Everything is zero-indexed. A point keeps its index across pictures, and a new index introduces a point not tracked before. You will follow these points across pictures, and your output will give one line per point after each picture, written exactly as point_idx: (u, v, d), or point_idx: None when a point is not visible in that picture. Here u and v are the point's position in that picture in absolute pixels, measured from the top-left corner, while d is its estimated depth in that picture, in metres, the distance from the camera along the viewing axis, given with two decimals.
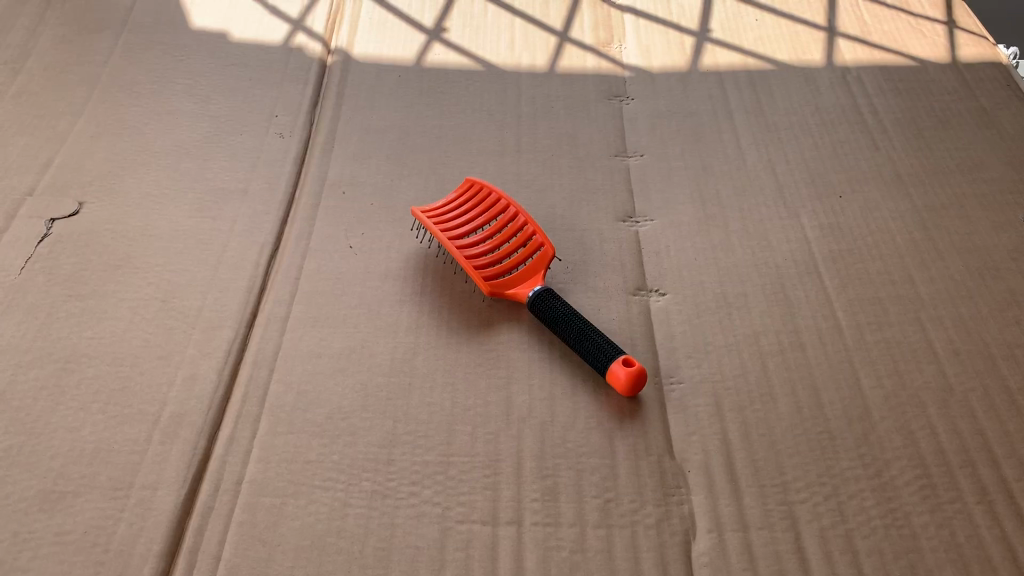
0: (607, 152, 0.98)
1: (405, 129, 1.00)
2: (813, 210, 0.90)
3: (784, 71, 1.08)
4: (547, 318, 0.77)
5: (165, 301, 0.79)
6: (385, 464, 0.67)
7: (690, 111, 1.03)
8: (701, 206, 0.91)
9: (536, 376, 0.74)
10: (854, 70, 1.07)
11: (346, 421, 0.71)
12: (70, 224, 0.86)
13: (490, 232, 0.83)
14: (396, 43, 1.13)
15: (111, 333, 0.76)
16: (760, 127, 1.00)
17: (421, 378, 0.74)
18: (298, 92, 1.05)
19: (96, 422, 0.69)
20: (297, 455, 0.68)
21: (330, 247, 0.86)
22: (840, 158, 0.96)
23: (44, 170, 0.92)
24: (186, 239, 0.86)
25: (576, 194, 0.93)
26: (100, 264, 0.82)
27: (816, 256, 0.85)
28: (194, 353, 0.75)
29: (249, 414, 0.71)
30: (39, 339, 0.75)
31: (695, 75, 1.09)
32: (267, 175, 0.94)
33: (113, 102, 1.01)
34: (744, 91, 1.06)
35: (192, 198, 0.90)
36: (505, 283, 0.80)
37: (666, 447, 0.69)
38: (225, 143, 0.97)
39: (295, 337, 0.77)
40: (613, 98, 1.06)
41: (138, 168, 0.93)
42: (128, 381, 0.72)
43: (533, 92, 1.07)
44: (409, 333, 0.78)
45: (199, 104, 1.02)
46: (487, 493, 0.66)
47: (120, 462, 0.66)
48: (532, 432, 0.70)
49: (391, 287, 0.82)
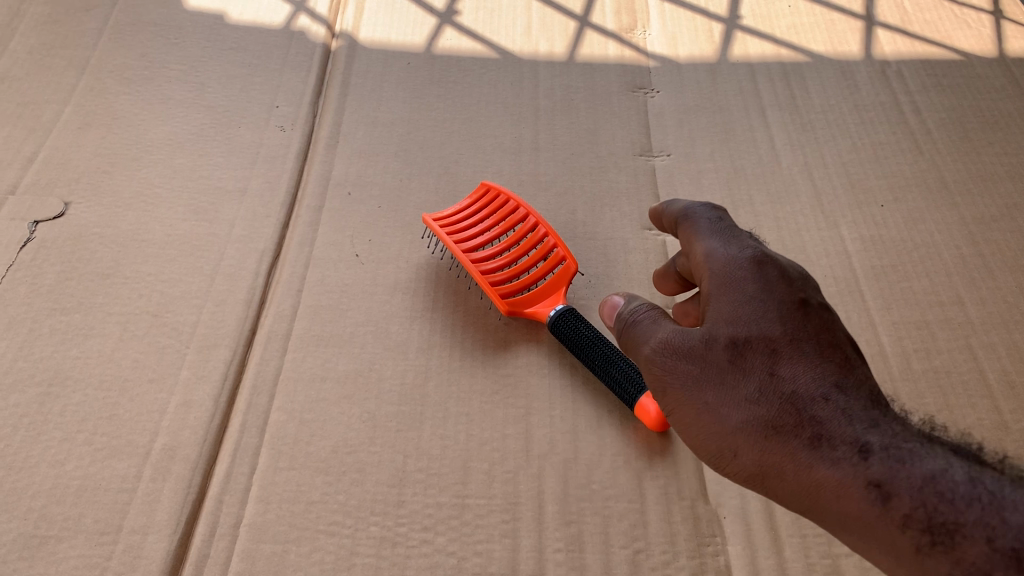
0: (631, 151, 0.92)
1: (414, 122, 0.94)
2: (853, 220, 0.84)
3: (819, 63, 1.02)
4: (568, 341, 0.70)
5: (156, 317, 0.73)
6: (395, 506, 0.62)
7: (720, 106, 0.97)
8: (733, 214, 0.85)
9: (558, 407, 0.69)
10: (894, 63, 1.01)
11: (352, 456, 0.65)
12: (55, 228, 0.80)
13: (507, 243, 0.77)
14: (405, 27, 1.06)
15: (98, 353, 0.70)
16: (795, 127, 0.94)
17: (434, 408, 0.69)
18: (300, 80, 0.98)
19: (82, 455, 0.64)
20: (299, 495, 0.63)
21: (335, 255, 0.80)
22: (881, 161, 0.89)
23: (27, 166, 0.85)
24: (180, 244, 0.79)
25: (597, 198, 0.87)
26: (87, 273, 0.76)
27: (858, 273, 0.79)
28: (189, 376, 0.69)
29: (247, 447, 0.66)
30: (20, 359, 0.69)
31: (724, 66, 1.02)
32: (268, 172, 0.87)
33: (101, 90, 0.94)
34: (777, 85, 0.99)
35: (187, 199, 0.84)
36: (522, 301, 0.74)
37: (699, 490, 0.64)
38: (223, 136, 0.91)
39: (297, 358, 0.72)
40: (637, 90, 0.99)
41: (128, 165, 0.86)
42: (117, 409, 0.67)
43: (551, 82, 1.00)
44: (420, 354, 0.72)
45: (195, 92, 0.95)
46: (505, 541, 0.61)
47: (107, 503, 0.61)
48: (554, 471, 0.65)
49: (400, 301, 0.76)
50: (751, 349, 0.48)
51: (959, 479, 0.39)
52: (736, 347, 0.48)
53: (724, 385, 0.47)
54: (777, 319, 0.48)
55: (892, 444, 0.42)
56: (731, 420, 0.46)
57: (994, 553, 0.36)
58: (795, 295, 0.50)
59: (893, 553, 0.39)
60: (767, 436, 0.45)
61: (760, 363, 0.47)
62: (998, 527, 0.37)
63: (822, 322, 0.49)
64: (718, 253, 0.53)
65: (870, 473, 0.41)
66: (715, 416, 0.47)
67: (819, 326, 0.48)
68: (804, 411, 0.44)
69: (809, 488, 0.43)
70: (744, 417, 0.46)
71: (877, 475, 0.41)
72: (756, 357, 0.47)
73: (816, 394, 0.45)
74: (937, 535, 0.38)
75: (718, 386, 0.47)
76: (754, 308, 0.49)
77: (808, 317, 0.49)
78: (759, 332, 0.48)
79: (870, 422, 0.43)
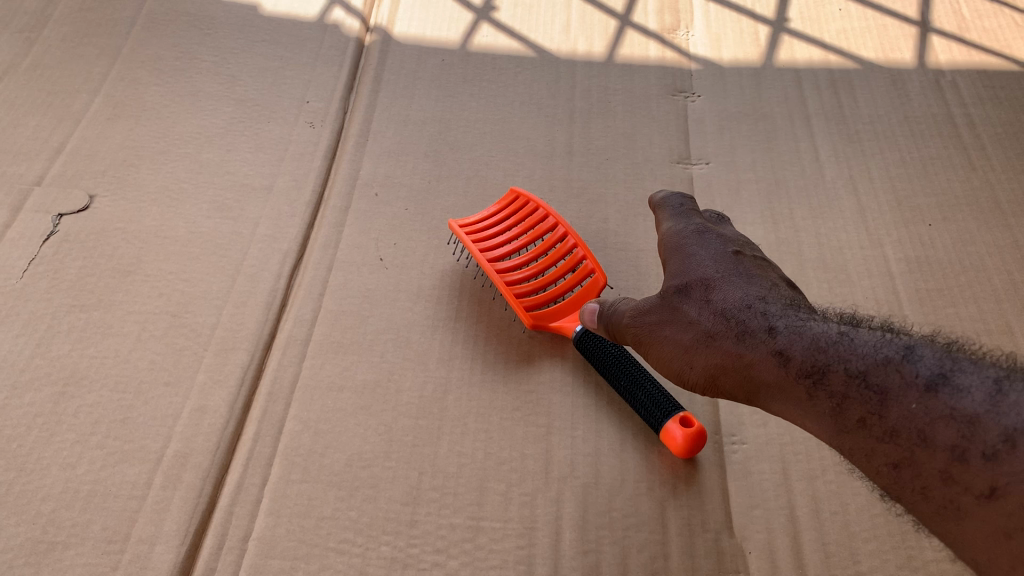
0: (668, 158, 0.89)
1: (446, 122, 0.92)
2: (898, 239, 0.80)
3: (869, 70, 0.98)
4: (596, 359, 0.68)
5: (175, 317, 0.72)
6: (408, 526, 0.60)
7: (763, 113, 0.93)
8: (772, 228, 0.81)
9: (581, 427, 0.66)
10: (948, 73, 0.97)
11: (366, 470, 0.63)
12: (79, 221, 0.79)
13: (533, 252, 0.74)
14: (441, 23, 1.03)
15: (115, 353, 0.69)
16: (841, 137, 0.90)
17: (452, 423, 0.67)
18: (332, 75, 0.96)
19: (93, 459, 0.63)
20: (310, 510, 0.61)
21: (358, 259, 0.78)
22: (930, 177, 0.85)
23: (54, 157, 0.85)
24: (202, 242, 0.78)
25: (630, 206, 0.84)
26: (108, 270, 0.75)
27: (901, 296, 0.75)
28: (205, 380, 0.68)
29: (260, 457, 0.64)
30: (38, 357, 0.69)
31: (769, 71, 0.98)
32: (295, 170, 0.86)
33: (132, 80, 0.93)
34: (823, 92, 0.95)
35: (212, 195, 0.82)
36: (547, 315, 0.72)
37: (725, 522, 0.62)
38: (251, 131, 0.89)
39: (315, 365, 0.70)
40: (677, 94, 0.96)
41: (154, 158, 0.85)
42: (131, 412, 0.66)
43: (588, 83, 0.97)
44: (441, 365, 0.70)
45: (225, 85, 0.94)
46: (519, 568, 0.59)
47: (116, 510, 0.60)
48: (574, 496, 0.63)
49: (423, 309, 0.74)
50: (692, 289, 0.58)
51: (835, 338, 0.47)
52: (683, 291, 0.59)
53: (675, 318, 0.58)
54: (711, 264, 0.60)
55: (792, 326, 0.51)
56: (683, 340, 0.57)
57: (850, 382, 0.44)
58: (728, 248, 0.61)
59: (796, 405, 0.48)
60: (707, 345, 0.55)
61: (696, 296, 0.58)
62: (853, 361, 0.45)
63: (751, 265, 0.59)
64: (672, 230, 0.66)
65: (775, 349, 0.50)
66: (673, 342, 0.58)
67: (748, 268, 0.59)
68: (730, 320, 0.54)
69: (740, 376, 0.52)
70: (686, 335, 0.57)
71: (778, 348, 0.50)
72: (695, 293, 0.58)
73: (737, 306, 0.55)
74: (818, 379, 0.46)
75: (672, 321, 0.58)
76: (693, 260, 0.61)
77: (740, 263, 0.59)
78: (698, 276, 0.59)
79: (778, 316, 0.52)
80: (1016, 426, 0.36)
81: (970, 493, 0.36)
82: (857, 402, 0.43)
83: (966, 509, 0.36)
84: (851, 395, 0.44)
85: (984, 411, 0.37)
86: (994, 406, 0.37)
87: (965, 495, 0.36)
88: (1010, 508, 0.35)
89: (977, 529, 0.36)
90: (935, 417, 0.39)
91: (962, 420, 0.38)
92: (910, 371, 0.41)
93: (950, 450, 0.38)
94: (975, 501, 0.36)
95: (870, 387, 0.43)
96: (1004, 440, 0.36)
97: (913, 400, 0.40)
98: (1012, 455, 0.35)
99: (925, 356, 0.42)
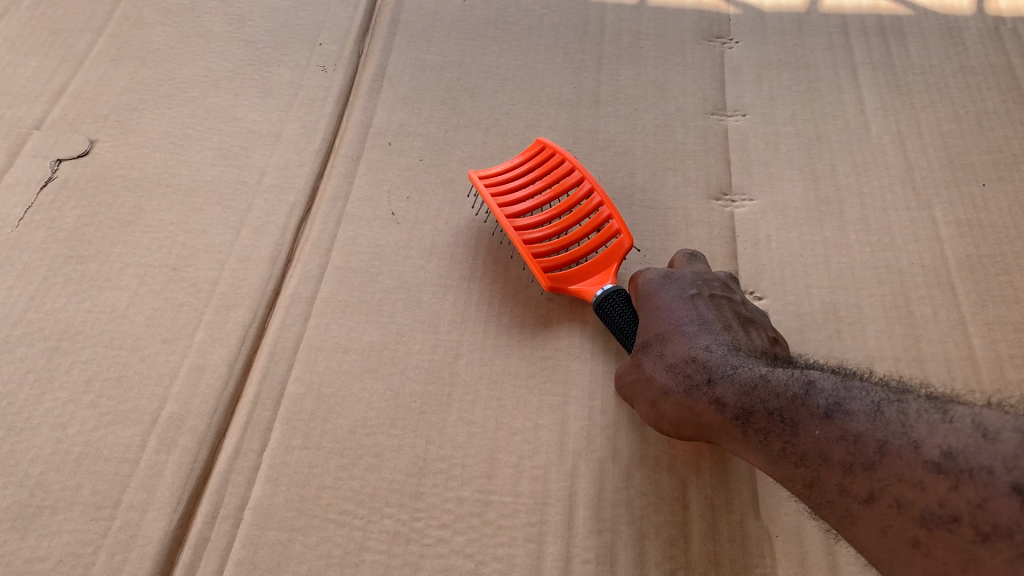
0: (702, 109, 0.83)
1: (466, 67, 0.87)
2: (949, 200, 0.74)
3: (922, 17, 0.91)
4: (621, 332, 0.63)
5: (175, 270, 0.68)
6: (413, 498, 0.57)
7: (805, 62, 0.87)
8: (812, 186, 0.76)
9: (599, 398, 0.62)
10: (1009, 21, 0.89)
11: (370, 438, 0.60)
12: (78, 167, 0.75)
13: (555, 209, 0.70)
14: None
15: (111, 307, 0.66)
16: (889, 89, 0.84)
17: (462, 389, 0.63)
18: (347, 17, 0.91)
19: (85, 419, 0.60)
20: (310, 479, 0.58)
21: (369, 212, 0.74)
22: (986, 133, 0.79)
23: (55, 99, 0.81)
24: (206, 192, 0.74)
25: (660, 160, 0.79)
26: (107, 219, 0.72)
27: (949, 262, 0.70)
28: (204, 338, 0.65)
29: (259, 421, 0.61)
30: (31, 310, 0.65)
31: (813, 16, 0.91)
32: (305, 116, 0.81)
33: (138, 20, 0.88)
34: (871, 39, 0.89)
35: (218, 142, 0.78)
36: (565, 277, 0.67)
37: (751, 502, 0.58)
38: (261, 74, 0.85)
39: (320, 325, 0.66)
40: (713, 40, 0.90)
41: (159, 102, 0.81)
42: (126, 370, 0.62)
43: (618, 26, 0.91)
44: (453, 328, 0.66)
45: (234, 26, 0.89)
46: (529, 547, 0.55)
47: (107, 474, 0.57)
48: (589, 470, 0.59)
49: (436, 267, 0.70)
50: (648, 343, 0.59)
51: (758, 379, 0.51)
52: (642, 345, 0.60)
53: (635, 374, 0.59)
54: (667, 314, 0.60)
55: (726, 371, 0.53)
56: (643, 396, 0.58)
57: (770, 418, 0.48)
58: (685, 284, 0.61)
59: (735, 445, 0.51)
60: (661, 398, 0.56)
61: (651, 345, 0.59)
62: (772, 400, 0.49)
63: (707, 303, 0.60)
64: (637, 274, 0.66)
65: (712, 393, 0.53)
66: (635, 395, 0.59)
67: (702, 308, 0.60)
68: (679, 374, 0.56)
69: (688, 420, 0.55)
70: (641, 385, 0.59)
71: (716, 395, 0.52)
72: (652, 347, 0.59)
73: (685, 354, 0.57)
74: (747, 420, 0.50)
75: (633, 377, 0.59)
76: (653, 306, 0.61)
77: (699, 306, 0.60)
78: (652, 328, 0.60)
79: (717, 360, 0.55)
80: (888, 438, 0.41)
81: (857, 499, 0.42)
82: (779, 437, 0.47)
83: (856, 513, 0.42)
84: (772, 430, 0.48)
85: (866, 429, 0.43)
86: (873, 423, 0.42)
87: (853, 503, 0.42)
88: (884, 509, 0.40)
89: (865, 531, 0.41)
90: (831, 440, 0.44)
91: (849, 440, 0.43)
92: (813, 403, 0.46)
93: (842, 467, 0.43)
94: (860, 505, 0.41)
95: (784, 420, 0.47)
96: (878, 451, 0.41)
97: (815, 427, 0.45)
98: (885, 465, 0.41)
99: (824, 387, 0.46)
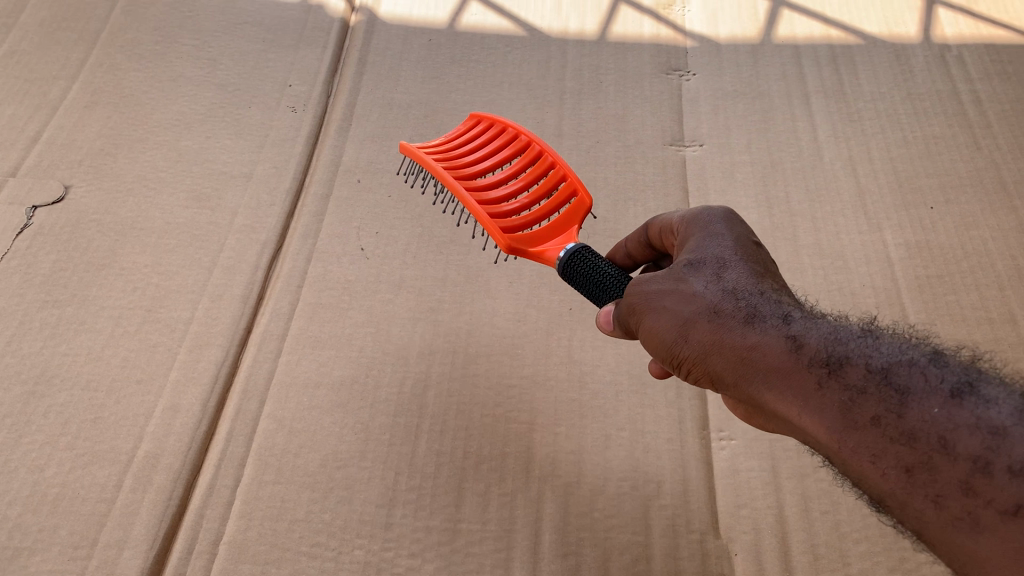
0: (660, 140, 0.86)
1: (432, 104, 0.89)
2: (899, 222, 0.77)
3: (871, 45, 0.94)
4: (591, 283, 0.55)
5: (149, 312, 0.70)
6: (382, 528, 0.59)
7: (759, 91, 0.90)
8: (767, 212, 0.78)
9: (565, 424, 0.65)
10: (954, 48, 0.93)
11: (341, 471, 0.62)
12: (53, 214, 0.77)
13: (506, 174, 0.63)
14: (429, 2, 1.00)
15: (87, 350, 0.67)
16: (841, 117, 0.87)
17: (431, 420, 0.65)
18: (316, 58, 0.94)
19: (62, 460, 0.61)
20: (282, 512, 0.60)
21: (339, 250, 0.76)
22: (934, 157, 0.82)
23: (30, 147, 0.83)
24: (180, 234, 0.76)
25: (621, 191, 0.81)
26: (82, 263, 0.73)
27: (900, 284, 0.72)
28: (178, 378, 0.66)
29: (233, 458, 0.63)
30: (7, 355, 0.67)
31: (767, 47, 0.95)
32: (275, 157, 0.83)
33: (111, 66, 0.91)
34: (824, 68, 0.92)
35: (190, 183, 0.80)
36: (525, 238, 0.59)
37: (710, 522, 0.60)
38: (233, 117, 0.87)
39: (291, 361, 0.68)
40: (671, 72, 0.93)
41: (133, 146, 0.83)
42: (102, 411, 0.64)
43: (579, 62, 0.94)
44: (421, 360, 0.68)
45: (205, 69, 0.92)
46: (497, 572, 0.57)
47: (84, 514, 0.59)
48: (555, 496, 0.61)
49: (404, 300, 0.72)
50: (702, 260, 0.46)
51: (856, 333, 0.38)
52: (692, 263, 0.46)
53: (673, 285, 0.45)
54: (730, 242, 0.47)
55: (812, 316, 0.40)
56: (678, 311, 0.44)
57: (869, 376, 0.36)
58: (747, 226, 0.49)
59: (791, 395, 0.38)
60: (705, 318, 0.43)
61: (703, 266, 0.46)
62: (874, 356, 0.36)
63: (767, 253, 0.48)
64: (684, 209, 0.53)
65: (786, 333, 0.39)
66: (663, 311, 0.45)
67: (765, 255, 0.48)
68: (738, 297, 0.43)
69: (735, 361, 0.41)
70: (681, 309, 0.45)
71: (791, 333, 0.39)
72: (706, 267, 0.45)
73: (748, 286, 0.43)
74: (834, 370, 0.37)
75: (671, 289, 0.45)
76: (707, 230, 0.48)
77: (759, 251, 0.47)
78: (707, 248, 0.47)
79: (792, 304, 0.42)
80: None
81: (991, 507, 0.30)
82: (874, 401, 0.35)
83: (986, 523, 0.30)
84: (867, 390, 0.35)
85: (1015, 423, 0.31)
86: None
87: (984, 509, 0.30)
88: None
89: (996, 549, 0.30)
90: (961, 422, 0.32)
91: (990, 429, 0.31)
92: (936, 373, 0.34)
93: (975, 459, 0.31)
94: (995, 516, 0.30)
95: (891, 385, 0.35)
96: None
97: (937, 403, 0.33)
98: None
99: (951, 362, 0.35)
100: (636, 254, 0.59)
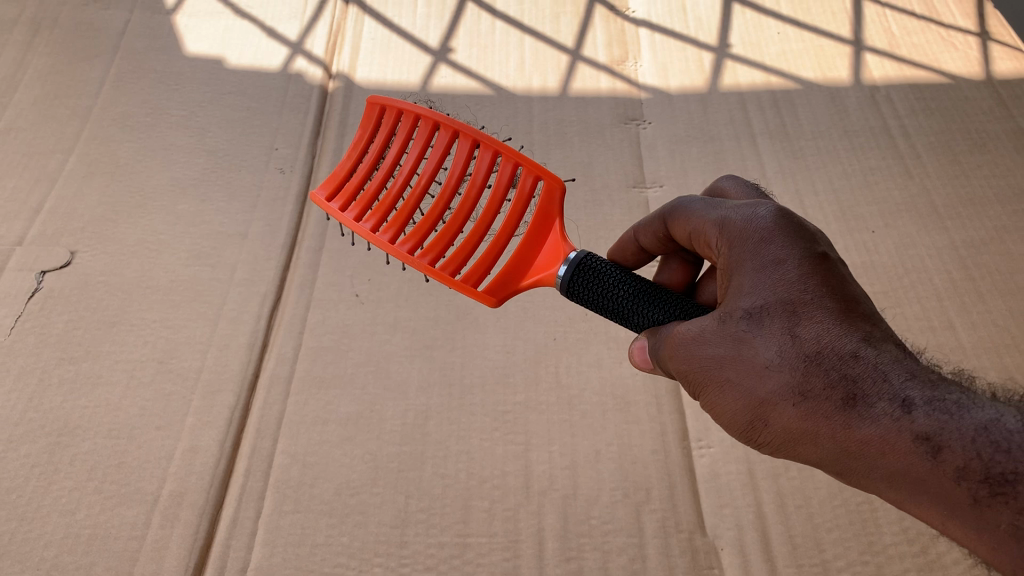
0: (623, 184, 0.94)
1: None
2: (845, 246, 0.85)
3: (809, 90, 1.03)
4: (595, 292, 0.58)
5: (162, 362, 0.75)
6: (398, 546, 0.64)
7: (711, 136, 0.98)
8: None
9: (557, 443, 0.70)
10: (883, 89, 1.03)
11: (354, 497, 0.66)
12: (61, 277, 0.81)
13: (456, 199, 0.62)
14: (401, 68, 1.07)
15: (106, 402, 0.72)
16: (786, 155, 0.95)
17: (434, 447, 0.70)
18: (299, 123, 1.00)
19: (92, 503, 0.65)
20: (304, 538, 0.64)
21: (335, 296, 0.82)
22: (873, 187, 0.91)
23: (34, 217, 0.87)
24: (184, 290, 0.81)
25: (591, 231, 0.88)
26: (93, 321, 0.78)
27: None
28: (195, 422, 0.71)
29: (252, 491, 0.67)
30: (30, 410, 0.71)
31: (715, 96, 1.03)
32: (268, 216, 0.89)
33: (104, 139, 0.96)
34: (767, 112, 1.01)
35: (190, 243, 0.85)
36: (510, 278, 0.62)
37: (697, 522, 0.66)
38: (225, 180, 0.92)
39: (299, 401, 0.73)
40: (629, 122, 1.01)
41: (132, 212, 0.88)
42: (126, 456, 0.68)
43: (544, 116, 1.01)
44: (420, 393, 0.74)
45: (195, 138, 0.97)
46: None
47: (117, 551, 0.63)
48: (554, 507, 0.66)
49: (400, 339, 0.78)
50: (768, 315, 0.44)
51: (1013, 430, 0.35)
52: (753, 318, 0.44)
53: (752, 364, 0.43)
54: (809, 295, 0.43)
55: (947, 403, 0.37)
56: (759, 393, 0.43)
57: None
58: (813, 245, 0.46)
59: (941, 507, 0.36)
60: (793, 403, 0.41)
61: (780, 332, 0.43)
62: None
63: (844, 276, 0.45)
64: (715, 217, 0.51)
65: (919, 433, 0.37)
66: (739, 387, 0.44)
67: (843, 283, 0.44)
68: (836, 379, 0.40)
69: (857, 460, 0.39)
70: (772, 388, 0.42)
71: (926, 434, 0.36)
72: (785, 334, 0.43)
73: (844, 359, 0.41)
74: (999, 487, 0.34)
75: (741, 362, 0.44)
76: (769, 269, 0.46)
77: (834, 286, 0.44)
78: (781, 305, 0.44)
79: (910, 379, 0.39)
80: None
81: None
82: None
83: None
84: None
85: None
86: None
87: None
88: None
89: None
90: None
91: None
92: None
93: None
94: None
95: None
96: None
97: None
98: None
99: None
100: (649, 246, 0.61)
